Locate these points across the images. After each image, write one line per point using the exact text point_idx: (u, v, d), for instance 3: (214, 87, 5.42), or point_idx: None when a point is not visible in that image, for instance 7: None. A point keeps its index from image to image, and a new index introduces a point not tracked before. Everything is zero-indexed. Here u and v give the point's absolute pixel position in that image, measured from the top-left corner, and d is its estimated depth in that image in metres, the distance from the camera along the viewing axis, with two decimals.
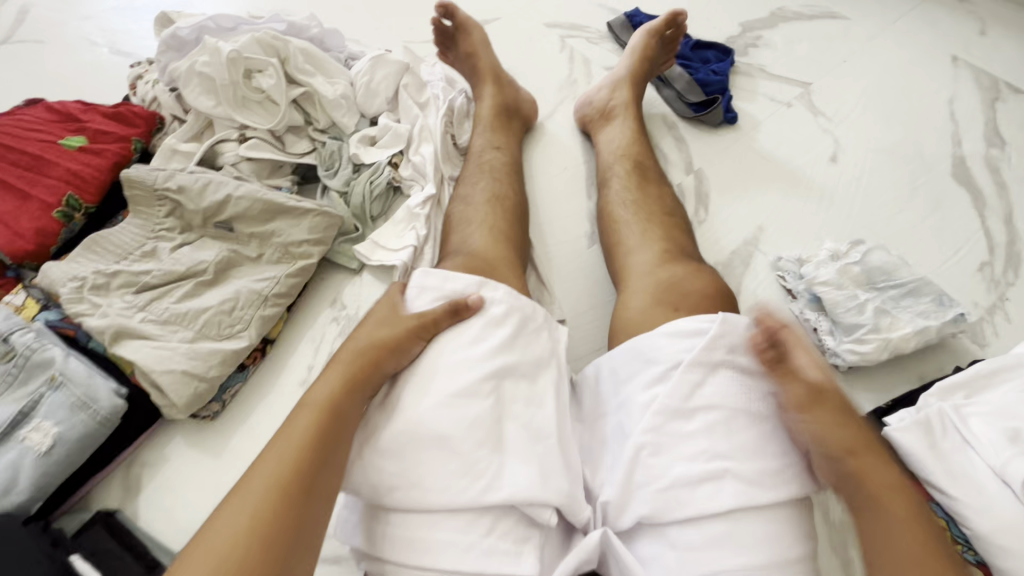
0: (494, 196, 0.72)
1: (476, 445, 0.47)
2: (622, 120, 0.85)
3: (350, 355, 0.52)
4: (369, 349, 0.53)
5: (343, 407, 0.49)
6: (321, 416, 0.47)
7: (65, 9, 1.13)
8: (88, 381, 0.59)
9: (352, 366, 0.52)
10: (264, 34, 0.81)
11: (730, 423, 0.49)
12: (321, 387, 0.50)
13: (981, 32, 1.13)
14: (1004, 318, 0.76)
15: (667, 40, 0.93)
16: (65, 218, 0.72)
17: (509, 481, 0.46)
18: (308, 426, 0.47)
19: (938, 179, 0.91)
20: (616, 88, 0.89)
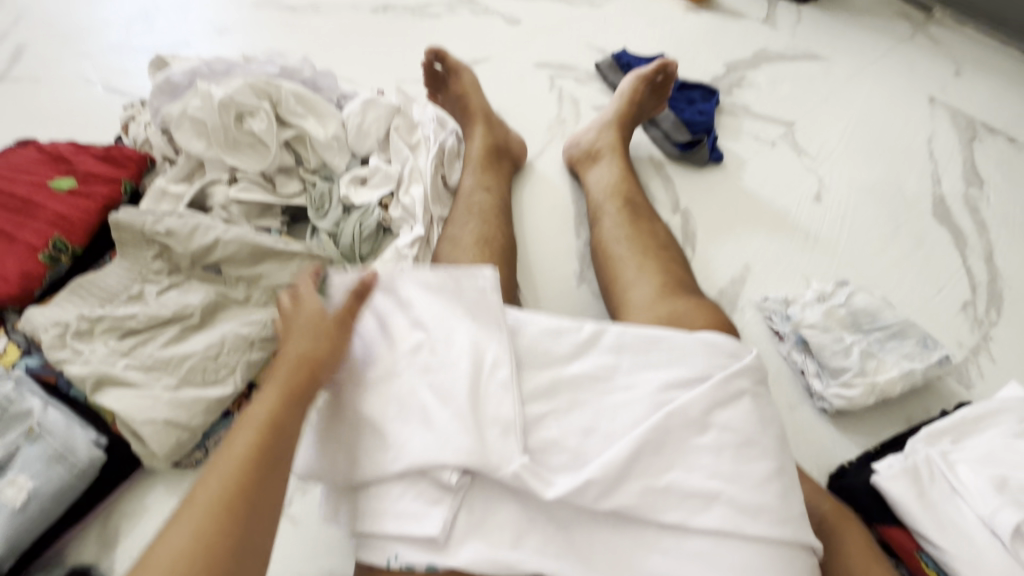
0: (483, 238, 0.73)
1: (404, 426, 0.51)
2: (610, 160, 0.88)
3: (287, 364, 0.52)
4: (305, 356, 0.52)
5: (285, 419, 0.48)
6: (263, 427, 0.47)
7: (61, 47, 1.15)
8: (66, 432, 0.58)
9: (287, 373, 0.51)
10: (256, 80, 0.83)
11: (742, 448, 0.49)
12: (259, 402, 0.49)
13: (956, 72, 1.17)
14: (989, 358, 0.77)
15: (656, 86, 0.96)
16: (51, 261, 0.71)
17: (440, 452, 0.49)
18: (249, 441, 0.46)
19: (920, 217, 0.92)
20: (603, 130, 0.92)
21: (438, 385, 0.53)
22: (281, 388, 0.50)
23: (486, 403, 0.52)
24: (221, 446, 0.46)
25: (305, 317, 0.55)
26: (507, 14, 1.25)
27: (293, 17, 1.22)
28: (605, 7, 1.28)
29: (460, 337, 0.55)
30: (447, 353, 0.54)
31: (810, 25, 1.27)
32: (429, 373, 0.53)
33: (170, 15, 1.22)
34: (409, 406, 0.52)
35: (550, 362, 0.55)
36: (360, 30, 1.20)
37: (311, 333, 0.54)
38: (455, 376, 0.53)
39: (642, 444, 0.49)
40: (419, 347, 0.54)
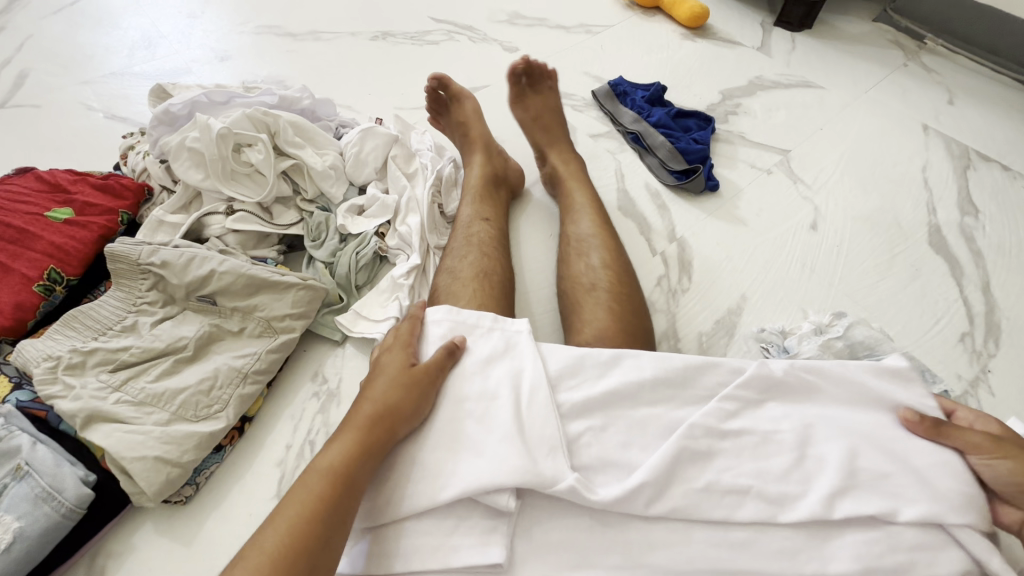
0: (483, 273, 0.71)
1: (447, 453, 0.49)
2: (565, 182, 0.87)
3: (364, 411, 0.52)
4: (384, 402, 0.52)
5: (357, 471, 0.49)
6: (335, 474, 0.48)
7: (64, 73, 1.16)
8: (54, 471, 0.57)
9: (363, 421, 0.51)
10: (255, 110, 0.83)
11: (763, 444, 0.48)
12: (333, 447, 0.50)
13: (948, 101, 1.19)
14: (988, 392, 0.77)
15: (533, 80, 0.97)
16: (45, 292, 0.71)
17: (495, 474, 0.45)
18: (320, 485, 0.47)
19: (916, 246, 0.93)
20: (547, 154, 0.92)
21: (479, 412, 0.51)
22: (354, 434, 0.51)
23: (528, 424, 0.49)
24: (295, 486, 0.48)
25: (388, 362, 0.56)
26: (505, 41, 1.27)
27: (293, 44, 1.24)
28: (602, 35, 1.30)
29: (501, 369, 0.54)
30: (485, 383, 0.53)
31: (804, 53, 1.28)
32: (471, 404, 0.51)
33: (172, 41, 1.23)
34: (455, 434, 0.50)
35: (581, 374, 0.52)
36: (359, 57, 1.21)
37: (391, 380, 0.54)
38: (497, 407, 0.51)
39: (675, 451, 0.47)
40: (469, 381, 0.53)
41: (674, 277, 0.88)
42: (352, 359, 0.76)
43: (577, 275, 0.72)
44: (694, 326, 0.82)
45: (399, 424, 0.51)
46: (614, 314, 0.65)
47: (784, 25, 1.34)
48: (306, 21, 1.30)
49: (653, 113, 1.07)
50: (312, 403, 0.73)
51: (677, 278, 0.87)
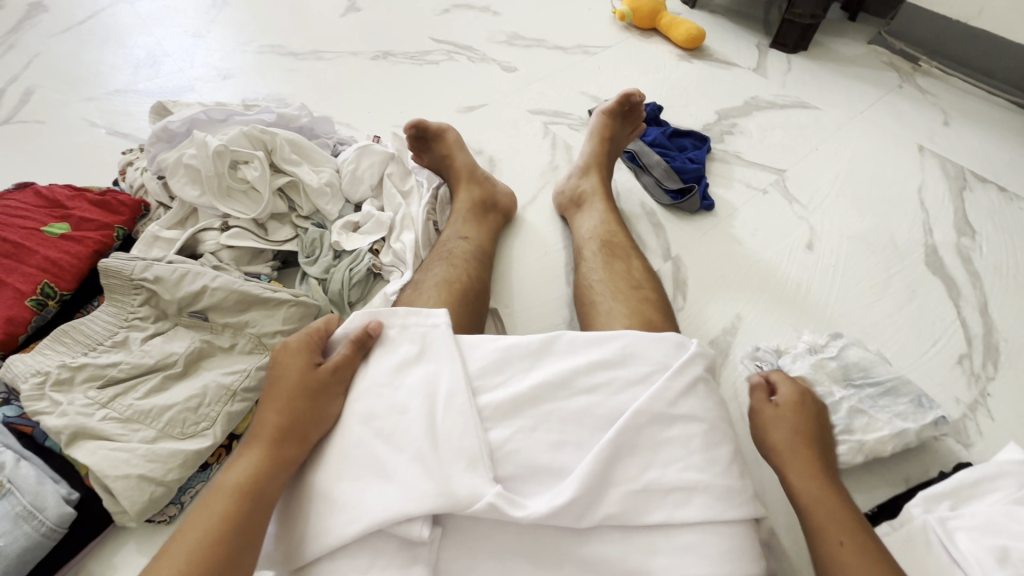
0: (447, 281, 0.71)
1: (357, 477, 0.47)
2: (594, 206, 0.87)
3: (269, 422, 0.52)
4: (289, 410, 0.52)
5: (264, 481, 0.49)
6: (241, 489, 0.48)
7: (70, 90, 1.18)
8: (36, 488, 0.57)
9: (269, 431, 0.51)
10: (253, 128, 0.84)
11: (707, 436, 0.49)
12: (240, 462, 0.50)
13: (944, 122, 1.19)
14: (986, 416, 0.75)
15: (626, 114, 0.96)
16: (38, 306, 0.71)
17: (401, 501, 0.44)
18: (225, 505, 0.47)
19: (912, 267, 0.92)
20: (586, 175, 0.92)
21: (391, 429, 0.48)
22: (261, 446, 0.50)
23: (441, 434, 0.48)
24: (198, 507, 0.48)
25: (293, 368, 0.55)
26: (504, 61, 1.28)
27: (296, 63, 1.26)
28: (600, 56, 1.32)
29: (415, 378, 0.52)
30: (397, 396, 0.50)
31: (799, 74, 1.30)
32: (380, 420, 0.49)
33: (176, 60, 1.26)
34: (364, 450, 0.48)
35: (499, 380, 0.52)
36: (360, 76, 1.23)
37: (296, 386, 0.53)
38: (408, 420, 0.49)
39: (613, 450, 0.46)
40: (383, 392, 0.51)
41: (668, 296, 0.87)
42: None
43: None
44: None
45: (308, 427, 0.51)
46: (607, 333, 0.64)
47: (779, 47, 1.36)
48: (309, 41, 1.32)
49: (648, 133, 1.08)
50: None
51: (671, 297, 0.87)
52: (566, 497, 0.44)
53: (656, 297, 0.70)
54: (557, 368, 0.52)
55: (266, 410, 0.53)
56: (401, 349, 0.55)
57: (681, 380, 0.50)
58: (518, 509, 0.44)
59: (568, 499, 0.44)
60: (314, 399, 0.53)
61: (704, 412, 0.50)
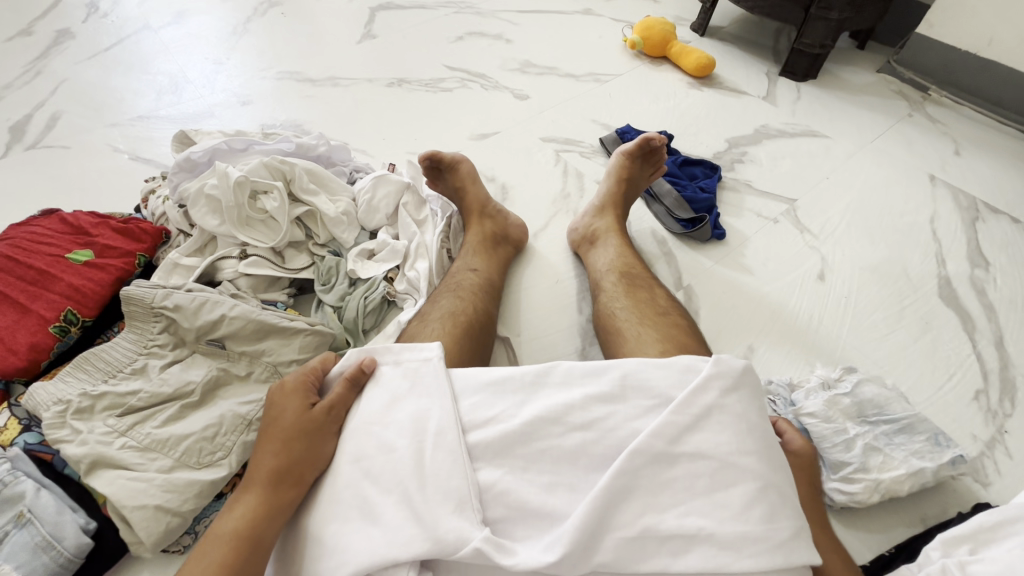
0: (452, 314, 0.72)
1: (345, 521, 0.47)
2: (609, 243, 0.88)
3: (263, 465, 0.53)
4: (283, 452, 0.53)
5: (260, 523, 0.50)
6: (237, 532, 0.49)
7: (94, 116, 1.21)
8: (56, 518, 0.58)
9: (263, 474, 0.52)
10: (272, 158, 0.86)
11: (717, 475, 0.46)
12: (237, 505, 0.51)
13: (955, 151, 1.20)
14: (1005, 454, 0.74)
15: (647, 156, 0.96)
16: (61, 333, 0.72)
17: (386, 547, 0.44)
18: (221, 551, 0.48)
19: (926, 300, 0.92)
20: (601, 214, 0.93)
21: (379, 469, 0.48)
22: (256, 489, 0.52)
23: (429, 474, 0.47)
24: (197, 551, 0.49)
25: (287, 409, 0.56)
26: (516, 89, 1.31)
27: (313, 90, 1.29)
28: (610, 83, 1.34)
29: (405, 414, 0.51)
30: (387, 434, 0.50)
31: (808, 103, 1.31)
32: (368, 461, 0.49)
33: (197, 86, 1.29)
34: (353, 491, 0.48)
35: (491, 415, 0.50)
36: (375, 103, 1.26)
37: (290, 427, 0.54)
38: (395, 460, 0.48)
39: (608, 494, 0.45)
40: (373, 429, 0.51)
41: None
42: None
43: None
44: None
45: (302, 468, 0.52)
46: None
47: (788, 75, 1.38)
48: (326, 68, 1.35)
49: None
50: None
51: None
52: (557, 551, 0.43)
53: (684, 324, 0.70)
54: (550, 405, 0.51)
55: (262, 452, 0.54)
56: (394, 384, 0.55)
57: (687, 412, 0.48)
58: (506, 555, 0.44)
59: (558, 552, 0.43)
60: (309, 441, 0.53)
61: (716, 449, 0.47)
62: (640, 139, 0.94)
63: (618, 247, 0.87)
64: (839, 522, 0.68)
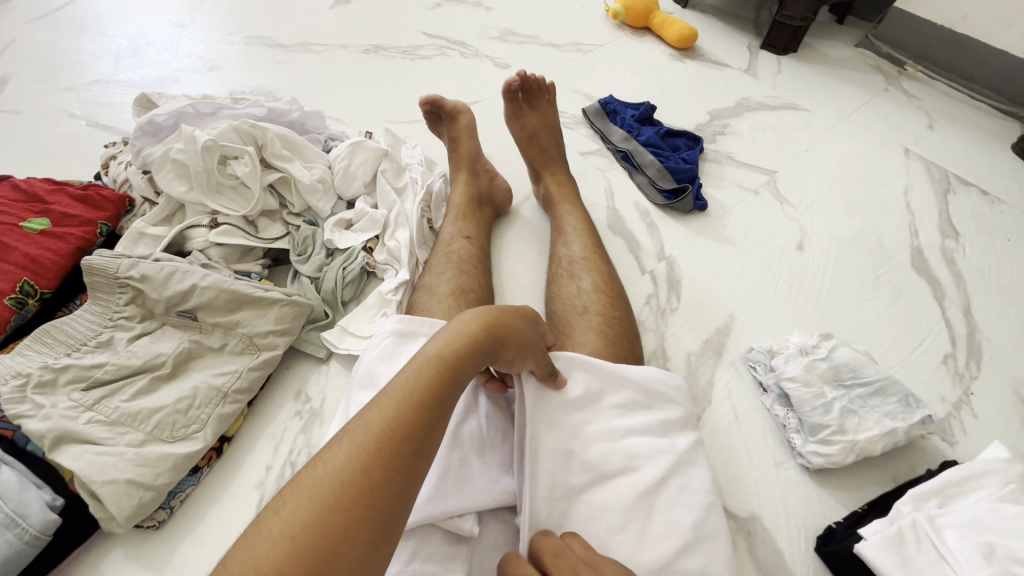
0: (461, 290, 0.71)
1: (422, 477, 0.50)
2: (568, 210, 0.87)
3: (445, 346, 0.47)
4: (470, 344, 0.47)
5: (462, 361, 0.46)
6: (411, 403, 0.42)
7: (46, 80, 1.14)
8: (19, 495, 0.54)
9: (450, 360, 0.46)
10: (241, 122, 0.82)
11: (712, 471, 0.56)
12: (404, 372, 0.45)
13: (928, 126, 1.22)
14: (971, 414, 0.77)
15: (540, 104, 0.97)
16: (17, 304, 0.68)
17: (460, 500, 0.49)
18: (422, 371, 0.44)
19: (900, 268, 0.94)
20: (553, 180, 0.92)
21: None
22: (435, 370, 0.45)
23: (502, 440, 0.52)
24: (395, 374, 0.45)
25: (479, 309, 0.51)
26: (497, 58, 1.27)
27: (284, 55, 1.23)
28: (593, 54, 1.31)
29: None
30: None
31: (789, 76, 1.31)
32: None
33: (158, 50, 1.22)
34: None
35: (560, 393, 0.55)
36: (350, 70, 1.21)
37: (484, 317, 0.50)
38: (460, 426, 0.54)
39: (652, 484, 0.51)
40: None
41: (663, 295, 0.88)
42: (337, 377, 0.75)
43: (569, 299, 0.74)
44: (682, 346, 0.82)
45: (489, 357, 0.49)
46: (602, 340, 0.66)
47: (769, 48, 1.38)
48: (296, 33, 1.29)
49: (642, 132, 1.08)
50: (294, 423, 0.71)
51: (665, 297, 0.87)
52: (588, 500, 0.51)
53: (616, 310, 0.71)
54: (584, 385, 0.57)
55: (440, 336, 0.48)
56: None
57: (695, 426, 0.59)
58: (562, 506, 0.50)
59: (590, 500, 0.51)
60: (498, 346, 0.49)
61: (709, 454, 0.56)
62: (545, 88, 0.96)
63: (573, 216, 0.86)
64: (814, 482, 0.70)
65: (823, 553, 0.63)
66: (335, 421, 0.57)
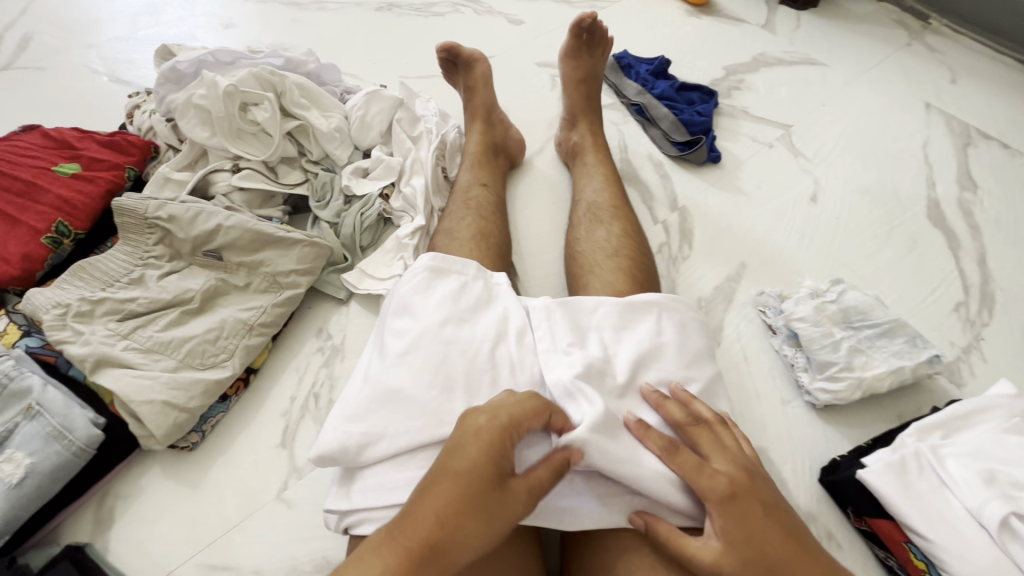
0: (480, 234, 0.73)
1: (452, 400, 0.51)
2: (589, 162, 0.88)
3: (473, 461, 0.43)
4: (496, 452, 0.44)
5: (481, 478, 0.43)
6: (451, 505, 0.42)
7: (69, 38, 1.16)
8: (65, 411, 0.58)
9: (409, 538, 0.41)
10: (261, 69, 0.84)
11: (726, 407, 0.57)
12: (430, 491, 0.43)
13: (951, 80, 1.19)
14: (980, 358, 0.78)
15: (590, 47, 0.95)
16: (54, 243, 0.72)
17: None
18: (449, 486, 0.42)
19: (915, 220, 0.94)
20: (574, 127, 0.94)
21: (463, 354, 0.54)
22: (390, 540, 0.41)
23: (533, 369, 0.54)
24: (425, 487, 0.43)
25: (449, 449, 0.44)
26: (510, 14, 1.27)
27: (299, 13, 1.24)
28: (607, 10, 1.30)
29: (487, 317, 0.58)
30: (472, 331, 0.56)
31: (808, 31, 1.29)
32: (454, 342, 0.54)
33: (176, 8, 1.23)
34: (444, 370, 0.53)
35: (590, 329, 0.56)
36: (364, 27, 1.21)
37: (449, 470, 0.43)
38: (483, 349, 0.54)
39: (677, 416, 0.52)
40: (461, 328, 0.56)
41: (674, 244, 0.89)
42: (357, 316, 0.78)
43: (586, 243, 0.75)
44: (693, 293, 0.83)
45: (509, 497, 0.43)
46: (616, 280, 0.67)
47: (789, 3, 1.34)
48: None
49: (657, 86, 1.08)
50: (316, 357, 0.74)
51: (677, 246, 0.88)
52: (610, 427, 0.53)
53: (631, 251, 0.72)
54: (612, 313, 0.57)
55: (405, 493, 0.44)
56: (463, 288, 0.60)
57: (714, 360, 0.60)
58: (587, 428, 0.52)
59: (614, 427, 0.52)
60: (460, 506, 0.42)
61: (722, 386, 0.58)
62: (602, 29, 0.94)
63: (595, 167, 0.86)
64: (820, 418, 0.71)
65: (826, 482, 0.65)
66: (369, 348, 0.60)
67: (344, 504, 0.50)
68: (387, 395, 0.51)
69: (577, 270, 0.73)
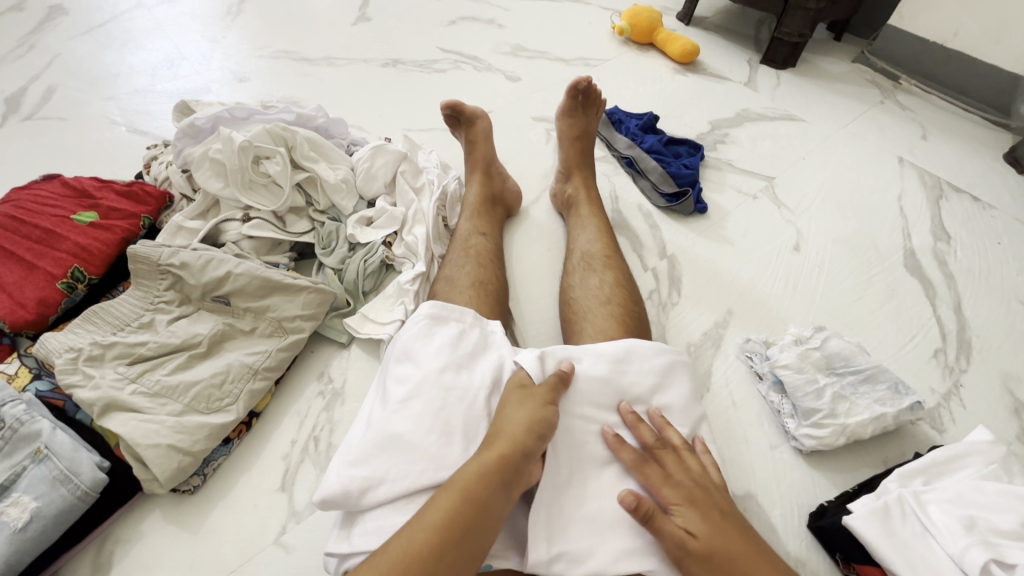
0: (479, 282, 0.76)
1: (450, 446, 0.53)
2: (584, 212, 0.93)
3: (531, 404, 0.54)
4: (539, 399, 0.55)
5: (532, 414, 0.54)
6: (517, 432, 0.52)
7: (90, 90, 1.22)
8: (72, 455, 0.60)
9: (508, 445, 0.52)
10: (274, 125, 0.89)
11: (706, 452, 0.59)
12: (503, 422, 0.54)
13: (922, 136, 1.27)
14: (960, 404, 0.81)
15: (581, 104, 1.01)
16: (68, 289, 0.75)
17: None
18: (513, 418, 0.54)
19: (892, 269, 0.98)
20: (568, 181, 0.99)
21: (462, 400, 0.56)
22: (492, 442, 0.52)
23: None
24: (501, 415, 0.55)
25: (528, 403, 0.54)
26: (508, 71, 1.35)
27: (308, 68, 1.31)
28: (599, 68, 1.38)
29: (483, 364, 0.61)
30: (469, 378, 0.59)
31: (787, 89, 1.37)
32: (452, 389, 0.57)
33: (192, 63, 1.31)
34: (444, 417, 0.55)
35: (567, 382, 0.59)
36: (370, 82, 1.29)
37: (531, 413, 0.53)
38: (480, 396, 0.57)
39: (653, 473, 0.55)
40: (460, 373, 0.59)
41: (664, 291, 0.92)
42: (357, 361, 0.80)
43: (580, 292, 0.78)
44: (681, 339, 0.86)
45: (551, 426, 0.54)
46: (608, 327, 0.70)
47: (769, 63, 1.43)
48: (320, 48, 1.38)
49: (645, 140, 1.14)
50: (317, 401, 0.76)
51: (667, 293, 0.92)
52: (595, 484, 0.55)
53: (622, 299, 0.75)
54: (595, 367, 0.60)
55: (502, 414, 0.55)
56: (461, 335, 0.63)
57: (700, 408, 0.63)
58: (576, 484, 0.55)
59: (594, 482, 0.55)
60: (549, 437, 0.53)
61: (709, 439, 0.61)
62: (592, 86, 1.00)
63: (589, 219, 0.91)
64: (808, 464, 0.74)
65: (814, 527, 0.67)
66: (371, 393, 0.62)
67: (345, 547, 0.51)
68: (389, 441, 0.53)
69: (571, 318, 0.77)
